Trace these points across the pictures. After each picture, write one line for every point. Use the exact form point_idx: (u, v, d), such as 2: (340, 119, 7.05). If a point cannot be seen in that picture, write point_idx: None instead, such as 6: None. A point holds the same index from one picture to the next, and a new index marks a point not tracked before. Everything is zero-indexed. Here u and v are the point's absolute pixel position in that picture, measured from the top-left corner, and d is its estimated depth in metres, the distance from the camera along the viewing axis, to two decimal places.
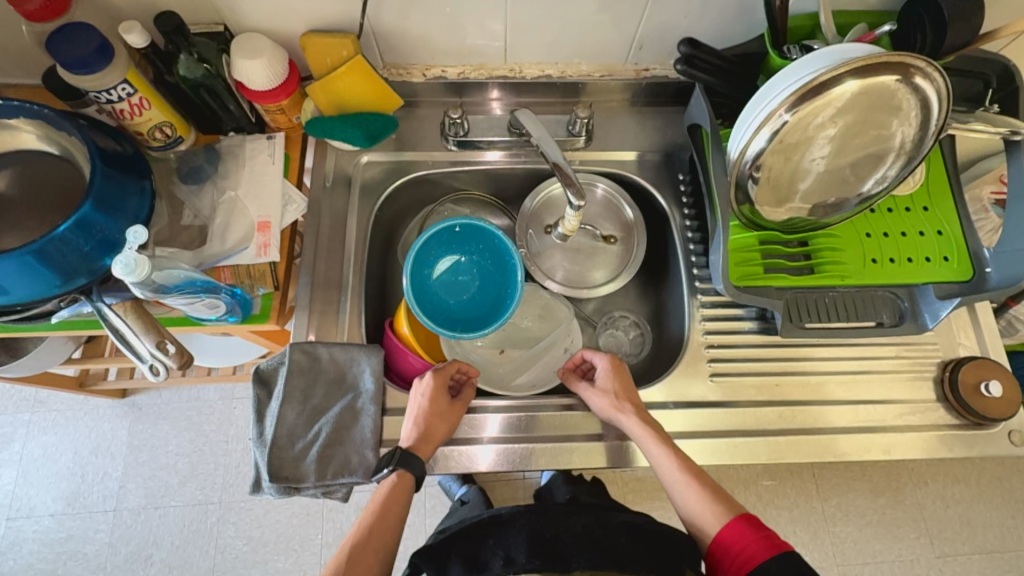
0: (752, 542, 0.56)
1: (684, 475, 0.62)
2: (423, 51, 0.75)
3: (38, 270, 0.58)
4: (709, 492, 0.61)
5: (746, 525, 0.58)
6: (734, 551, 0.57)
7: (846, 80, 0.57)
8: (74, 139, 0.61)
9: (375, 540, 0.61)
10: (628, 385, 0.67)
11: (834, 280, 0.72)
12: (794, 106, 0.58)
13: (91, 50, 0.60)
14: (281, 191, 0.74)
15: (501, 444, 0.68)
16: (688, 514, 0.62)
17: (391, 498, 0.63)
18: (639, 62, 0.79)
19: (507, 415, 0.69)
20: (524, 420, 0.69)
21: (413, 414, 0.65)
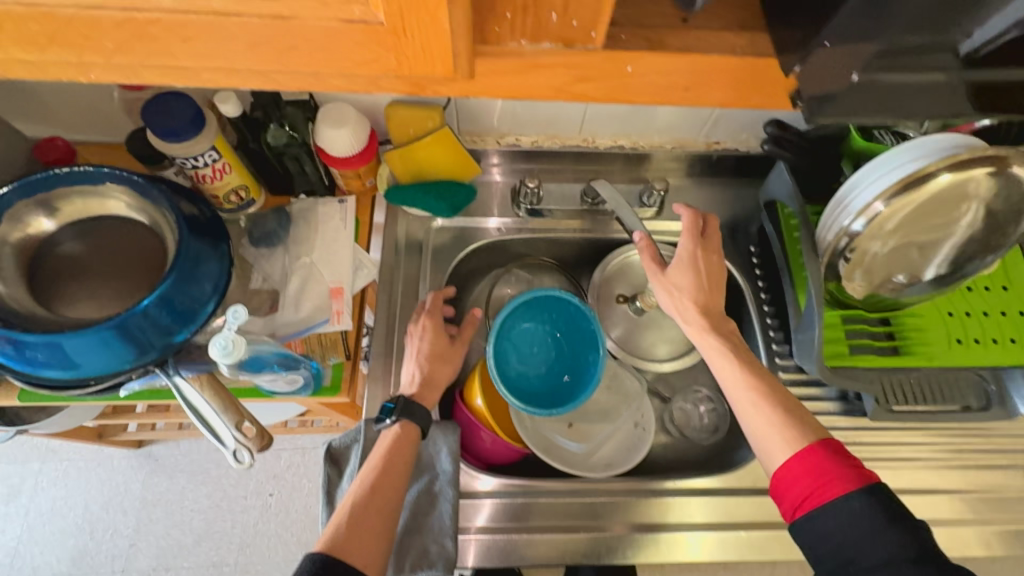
0: (827, 479, 0.50)
1: (751, 395, 0.59)
2: (501, 121, 0.77)
3: (118, 343, 0.55)
4: (783, 416, 0.56)
5: (833, 453, 0.51)
6: (805, 478, 0.51)
7: (943, 174, 0.56)
8: (159, 206, 0.60)
9: (379, 499, 0.55)
10: (702, 286, 0.66)
11: (920, 361, 0.70)
12: (891, 198, 0.58)
13: (186, 119, 0.60)
14: (353, 258, 0.72)
15: (490, 534, 0.65)
16: (757, 441, 0.56)
17: (393, 450, 0.58)
18: (710, 136, 0.80)
19: (495, 502, 0.67)
20: (584, 505, 0.68)
21: (415, 356, 0.67)
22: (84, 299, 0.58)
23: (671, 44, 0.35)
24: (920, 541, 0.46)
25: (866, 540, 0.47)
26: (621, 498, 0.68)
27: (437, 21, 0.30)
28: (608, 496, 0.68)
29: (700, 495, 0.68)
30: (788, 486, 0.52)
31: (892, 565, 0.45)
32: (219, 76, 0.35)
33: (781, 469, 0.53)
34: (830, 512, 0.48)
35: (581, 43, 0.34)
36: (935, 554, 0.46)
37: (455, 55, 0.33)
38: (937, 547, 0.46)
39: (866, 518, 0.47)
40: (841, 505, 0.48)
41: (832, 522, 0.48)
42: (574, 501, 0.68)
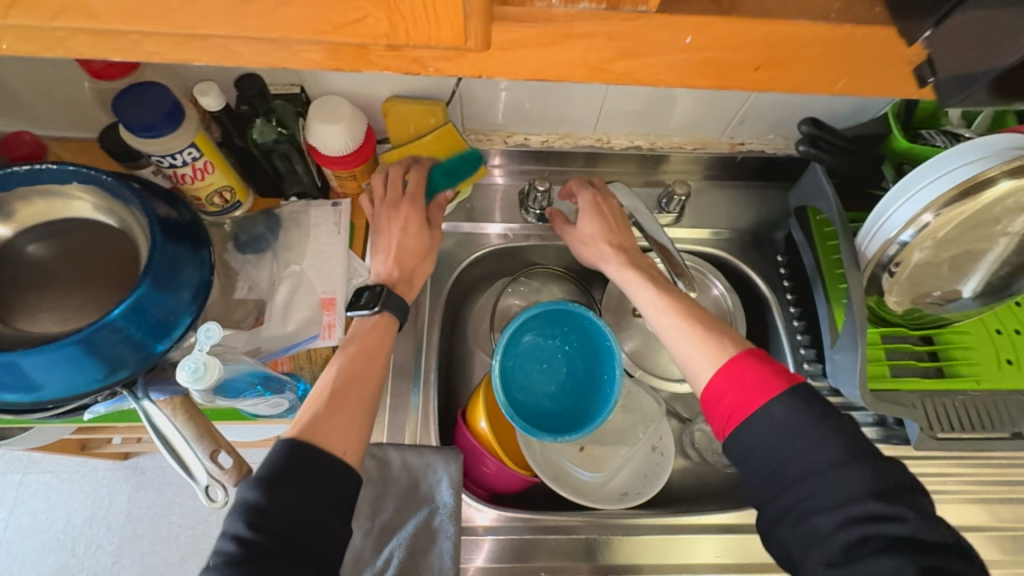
0: (760, 376, 0.46)
1: (675, 316, 0.55)
2: (509, 118, 0.71)
3: (82, 361, 0.49)
4: (703, 334, 0.52)
5: (751, 362, 0.47)
6: (727, 395, 0.47)
7: (1001, 181, 0.50)
8: (130, 207, 0.54)
9: (352, 394, 0.50)
10: (613, 227, 0.65)
11: (969, 384, 0.63)
12: (942, 209, 0.53)
13: (162, 112, 0.54)
14: (347, 262, 0.67)
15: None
16: (683, 359, 0.53)
17: (370, 343, 0.55)
18: (735, 136, 0.74)
19: (496, 540, 0.61)
20: (594, 544, 0.61)
21: (391, 245, 0.61)
22: (45, 312, 0.52)
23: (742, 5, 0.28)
24: (877, 467, 0.40)
25: (806, 444, 0.42)
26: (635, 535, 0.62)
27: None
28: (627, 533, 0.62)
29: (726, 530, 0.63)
30: (716, 394, 0.48)
31: (840, 508, 0.39)
32: (169, 49, 0.28)
33: (711, 380, 0.49)
34: (763, 421, 0.44)
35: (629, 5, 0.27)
36: (898, 488, 0.40)
37: (464, 18, 0.26)
38: (899, 469, 0.41)
39: (800, 416, 0.43)
40: (763, 413, 0.44)
41: (762, 428, 0.44)
42: (591, 538, 0.61)
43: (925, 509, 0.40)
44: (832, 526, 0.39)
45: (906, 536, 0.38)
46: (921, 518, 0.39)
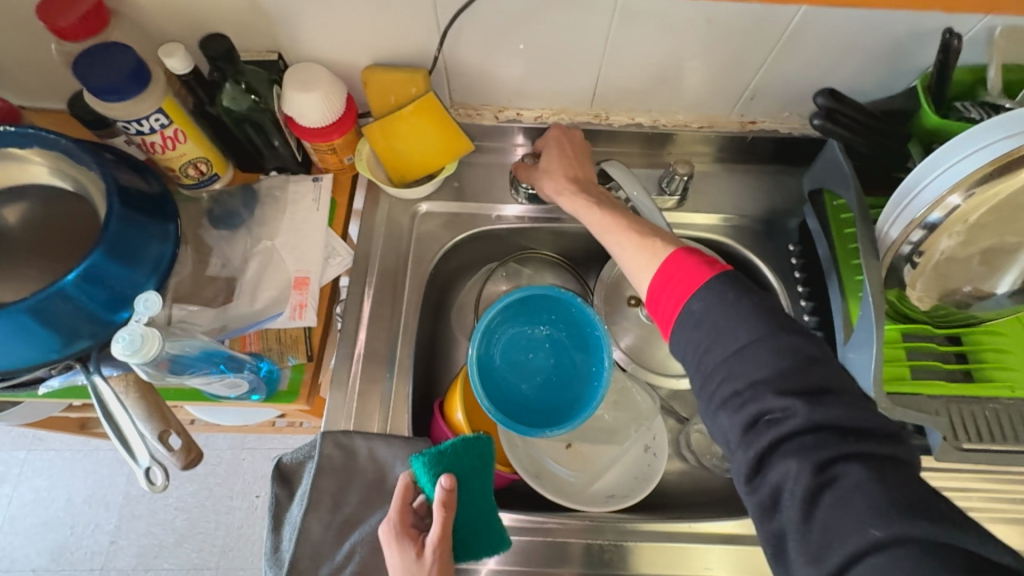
0: (692, 272, 0.44)
1: (619, 229, 0.54)
2: (499, 91, 0.66)
3: (33, 332, 0.47)
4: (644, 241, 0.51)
5: (687, 256, 0.46)
6: (669, 288, 0.45)
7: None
8: (91, 173, 0.51)
9: None
10: (573, 159, 0.62)
11: (1001, 391, 0.57)
12: (973, 188, 0.47)
13: (125, 73, 0.51)
14: (325, 243, 0.64)
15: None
16: (634, 280, 0.50)
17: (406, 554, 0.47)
18: (746, 114, 0.68)
19: (508, 540, 0.56)
20: (566, 549, 0.56)
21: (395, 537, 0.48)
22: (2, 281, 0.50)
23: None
24: (783, 348, 0.38)
25: (718, 333, 0.40)
26: (629, 542, 0.56)
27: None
28: (604, 538, 0.56)
29: (725, 541, 0.57)
30: (654, 297, 0.46)
31: (745, 395, 0.38)
32: None
33: (651, 282, 0.47)
34: (686, 321, 0.42)
35: None
36: (804, 368, 0.37)
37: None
38: (812, 348, 0.39)
39: (716, 310, 0.41)
40: (686, 313, 0.43)
41: (696, 319, 0.42)
42: (605, 543, 0.56)
43: (837, 389, 0.37)
44: (738, 417, 0.38)
45: (805, 423, 0.36)
46: (827, 400, 0.36)
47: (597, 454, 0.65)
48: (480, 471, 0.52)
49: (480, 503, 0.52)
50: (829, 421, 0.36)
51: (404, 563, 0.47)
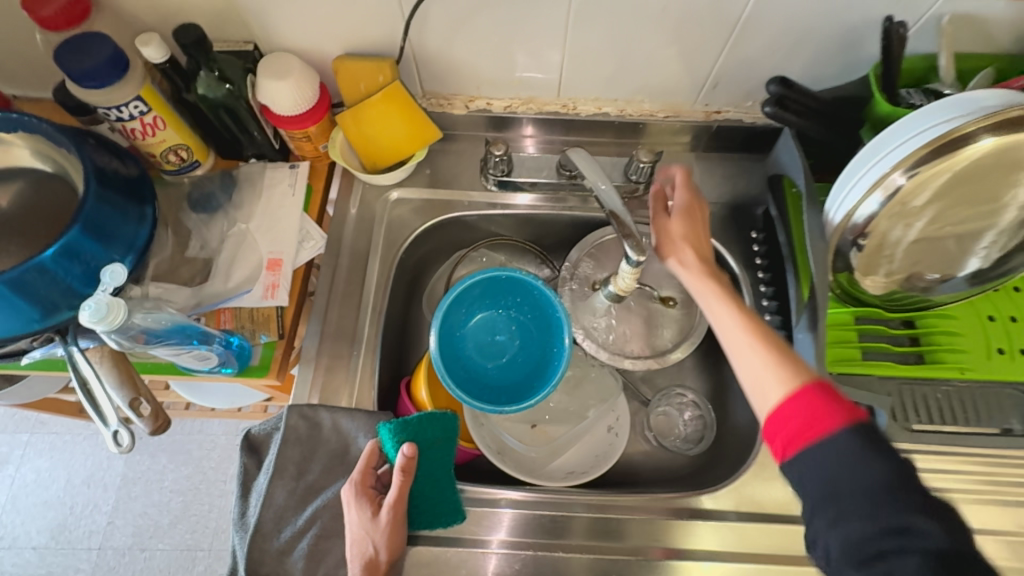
0: (820, 415, 0.39)
1: (751, 340, 0.46)
2: (468, 81, 0.68)
3: (12, 303, 0.50)
4: (777, 354, 0.44)
5: (820, 391, 0.40)
6: (787, 432, 0.40)
7: (983, 138, 0.46)
8: (71, 156, 0.54)
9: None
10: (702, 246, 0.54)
11: (951, 373, 0.58)
12: (915, 168, 0.48)
13: (103, 61, 0.54)
14: (299, 226, 0.66)
15: (515, 550, 0.56)
16: (745, 377, 0.45)
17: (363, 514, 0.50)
18: (710, 103, 0.70)
19: (521, 513, 0.57)
20: (567, 522, 0.57)
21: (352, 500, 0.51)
22: None
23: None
24: (903, 470, 0.36)
25: (852, 492, 0.36)
26: (584, 513, 0.57)
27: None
28: (580, 512, 0.57)
29: (681, 515, 0.57)
30: (771, 431, 0.42)
31: (872, 517, 0.35)
32: None
33: (776, 406, 0.41)
34: (818, 463, 0.38)
35: None
36: (919, 485, 0.36)
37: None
38: (888, 485, 0.36)
39: (853, 457, 0.37)
40: (827, 442, 0.38)
41: (822, 494, 0.37)
42: (604, 517, 0.57)
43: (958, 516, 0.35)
44: (860, 544, 0.35)
45: (937, 548, 0.33)
46: (957, 525, 0.34)
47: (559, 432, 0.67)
48: (440, 445, 0.54)
49: (437, 475, 0.53)
50: (958, 550, 0.33)
51: (360, 522, 0.50)
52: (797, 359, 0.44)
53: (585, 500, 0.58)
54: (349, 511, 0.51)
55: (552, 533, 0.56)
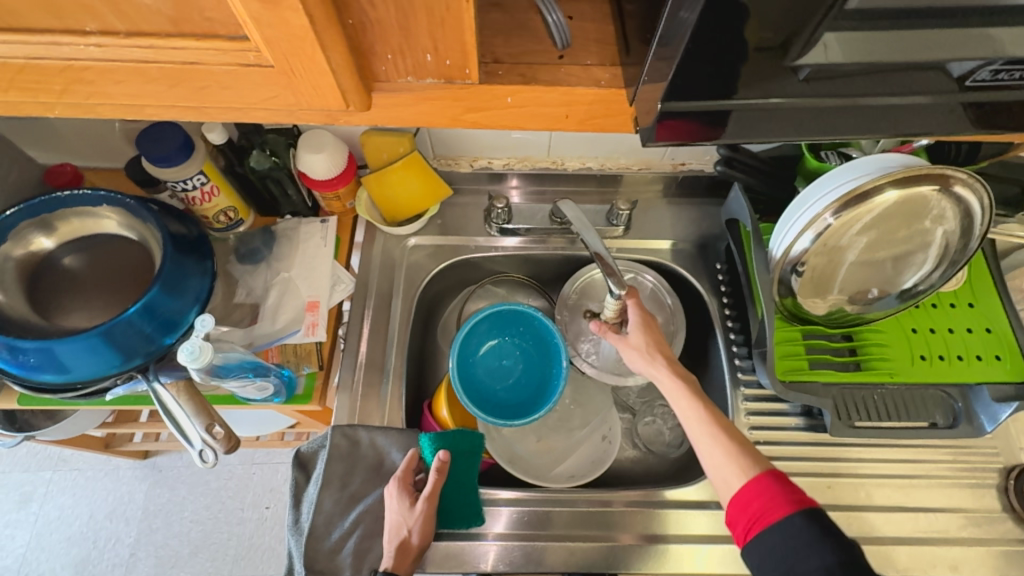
0: (776, 502, 0.51)
1: (706, 429, 0.60)
2: (471, 145, 0.81)
3: (102, 350, 0.60)
4: (734, 446, 0.57)
5: (774, 481, 0.52)
6: (751, 506, 0.52)
7: (887, 190, 0.58)
8: (149, 225, 0.66)
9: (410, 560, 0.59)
10: (659, 339, 0.69)
11: (883, 377, 0.70)
12: (840, 211, 0.59)
13: (176, 146, 0.65)
14: (331, 272, 0.77)
15: (506, 541, 0.65)
16: (711, 468, 0.57)
17: (401, 504, 0.62)
18: (675, 158, 0.83)
19: (514, 509, 0.67)
20: (548, 516, 0.67)
21: (394, 493, 0.62)
22: (78, 310, 0.64)
23: (544, 79, 0.38)
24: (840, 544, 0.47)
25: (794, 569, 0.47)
26: (585, 509, 0.67)
27: (317, 65, 0.32)
28: (580, 507, 0.68)
29: (665, 506, 0.68)
30: (733, 516, 0.54)
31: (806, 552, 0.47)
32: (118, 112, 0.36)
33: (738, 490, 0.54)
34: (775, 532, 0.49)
35: (459, 80, 0.36)
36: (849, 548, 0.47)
37: (343, 92, 0.35)
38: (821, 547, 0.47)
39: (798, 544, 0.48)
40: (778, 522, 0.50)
41: (777, 540, 0.49)
42: (586, 511, 0.67)
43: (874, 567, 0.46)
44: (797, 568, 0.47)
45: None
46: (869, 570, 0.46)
47: (561, 441, 0.77)
48: (467, 456, 0.66)
49: (464, 479, 0.65)
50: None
51: (400, 510, 0.61)
52: (754, 451, 0.57)
53: (586, 498, 0.68)
54: (392, 501, 0.62)
55: (537, 525, 0.66)
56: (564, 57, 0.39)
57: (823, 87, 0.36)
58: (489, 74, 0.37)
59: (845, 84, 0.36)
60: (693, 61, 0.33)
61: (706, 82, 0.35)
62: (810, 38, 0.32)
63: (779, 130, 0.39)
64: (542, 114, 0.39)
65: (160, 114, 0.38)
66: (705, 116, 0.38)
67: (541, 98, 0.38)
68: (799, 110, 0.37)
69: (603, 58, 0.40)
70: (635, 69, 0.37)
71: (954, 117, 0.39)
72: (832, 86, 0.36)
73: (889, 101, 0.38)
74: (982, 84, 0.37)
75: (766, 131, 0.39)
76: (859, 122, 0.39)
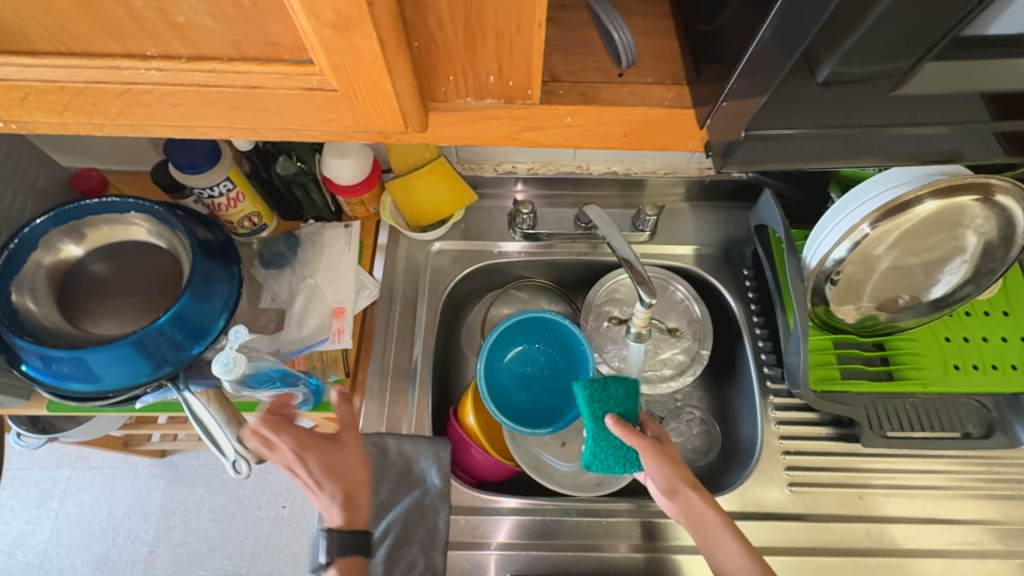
0: None
1: (719, 522, 0.59)
2: (496, 150, 0.80)
3: (132, 358, 0.60)
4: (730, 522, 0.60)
5: None
6: None
7: (927, 201, 0.56)
8: (177, 232, 0.65)
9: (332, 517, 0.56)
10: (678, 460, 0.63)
11: (916, 387, 0.69)
12: (879, 220, 0.58)
13: (203, 152, 0.65)
14: (355, 277, 0.77)
15: (513, 549, 0.66)
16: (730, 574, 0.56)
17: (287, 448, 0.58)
18: (703, 162, 0.82)
19: (519, 517, 0.68)
20: (556, 525, 0.67)
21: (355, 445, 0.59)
22: (108, 317, 0.64)
23: (605, 98, 0.37)
24: None
25: None
26: (613, 519, 0.67)
27: (382, 89, 0.32)
28: (606, 517, 0.68)
29: None
30: None
31: None
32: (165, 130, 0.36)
33: None
34: None
35: (520, 100, 0.35)
36: None
37: (404, 115, 0.34)
38: None
39: None
40: None
41: None
42: (613, 521, 0.67)
43: None
44: None
45: None
46: None
47: None
48: (625, 399, 0.64)
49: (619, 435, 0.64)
50: None
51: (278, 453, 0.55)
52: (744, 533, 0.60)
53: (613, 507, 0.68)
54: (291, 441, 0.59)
55: (545, 534, 0.67)
56: (625, 76, 0.38)
57: (900, 110, 0.34)
58: (549, 94, 0.37)
59: (919, 112, 0.35)
60: (760, 87, 0.33)
61: (780, 112, 0.33)
62: (910, 71, 0.31)
63: (842, 154, 0.38)
64: (602, 132, 0.39)
65: (211, 133, 0.37)
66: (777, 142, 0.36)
67: (601, 118, 0.37)
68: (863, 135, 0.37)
69: (663, 78, 0.39)
70: (708, 91, 0.37)
71: (1011, 140, 0.39)
72: (899, 117, 0.35)
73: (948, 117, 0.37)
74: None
75: (827, 151, 0.37)
76: (920, 149, 0.38)
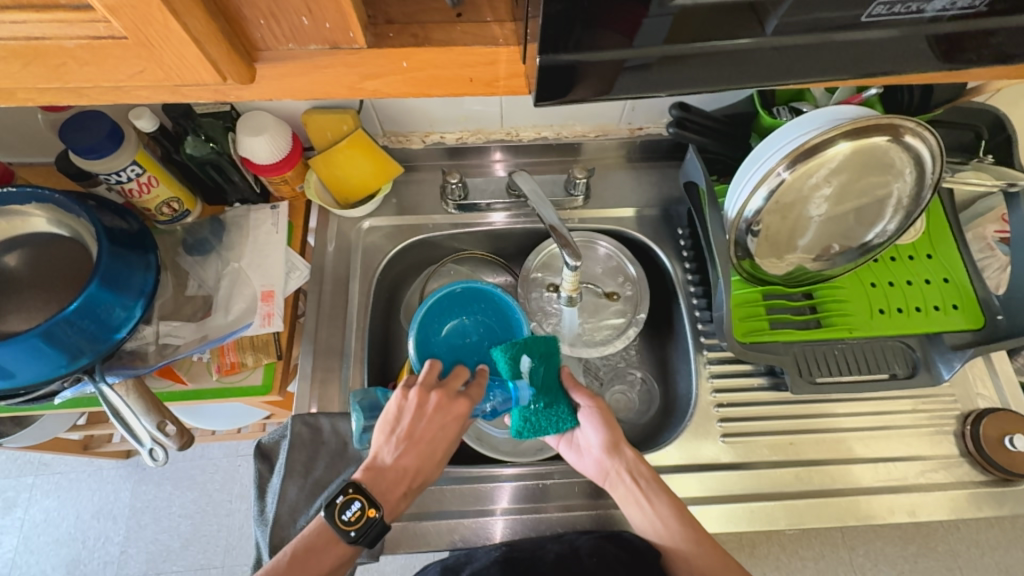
0: None
1: (654, 483, 0.62)
2: (421, 120, 0.78)
3: (44, 351, 0.57)
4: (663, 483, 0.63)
5: None
6: None
7: (839, 142, 0.56)
8: (82, 220, 0.63)
9: (393, 488, 0.57)
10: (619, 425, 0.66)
11: (842, 332, 0.70)
12: (794, 164, 0.57)
13: (103, 135, 0.62)
14: (285, 259, 0.75)
15: (513, 514, 0.67)
16: (657, 528, 0.60)
17: (440, 425, 0.59)
18: (632, 122, 0.82)
19: (517, 484, 0.68)
20: (546, 489, 0.68)
21: (419, 426, 0.59)
22: (16, 313, 0.62)
23: (437, 39, 0.37)
24: None
25: None
26: (555, 480, 0.68)
27: (174, 33, 0.30)
28: (554, 478, 0.69)
29: None
30: None
31: None
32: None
33: None
34: None
35: (345, 44, 0.35)
36: None
37: (213, 62, 0.33)
38: None
39: None
40: None
41: None
42: (558, 482, 0.68)
43: None
44: None
45: None
46: None
47: None
48: (544, 359, 0.65)
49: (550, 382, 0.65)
50: None
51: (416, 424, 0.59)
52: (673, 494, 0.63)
53: (546, 469, 0.69)
54: (449, 436, 0.60)
55: (536, 498, 0.68)
56: (461, 15, 0.38)
57: None
58: (378, 36, 0.37)
59: None
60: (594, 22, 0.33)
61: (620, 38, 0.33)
62: None
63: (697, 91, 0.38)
64: (440, 76, 0.39)
65: (45, 98, 0.36)
66: (623, 76, 0.37)
67: (435, 60, 0.37)
68: (702, 59, 0.37)
69: (502, 15, 0.38)
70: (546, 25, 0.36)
71: (867, 67, 0.39)
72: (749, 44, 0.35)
73: (803, 48, 0.37)
74: (896, 20, 0.36)
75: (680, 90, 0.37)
76: (779, 67, 0.38)
